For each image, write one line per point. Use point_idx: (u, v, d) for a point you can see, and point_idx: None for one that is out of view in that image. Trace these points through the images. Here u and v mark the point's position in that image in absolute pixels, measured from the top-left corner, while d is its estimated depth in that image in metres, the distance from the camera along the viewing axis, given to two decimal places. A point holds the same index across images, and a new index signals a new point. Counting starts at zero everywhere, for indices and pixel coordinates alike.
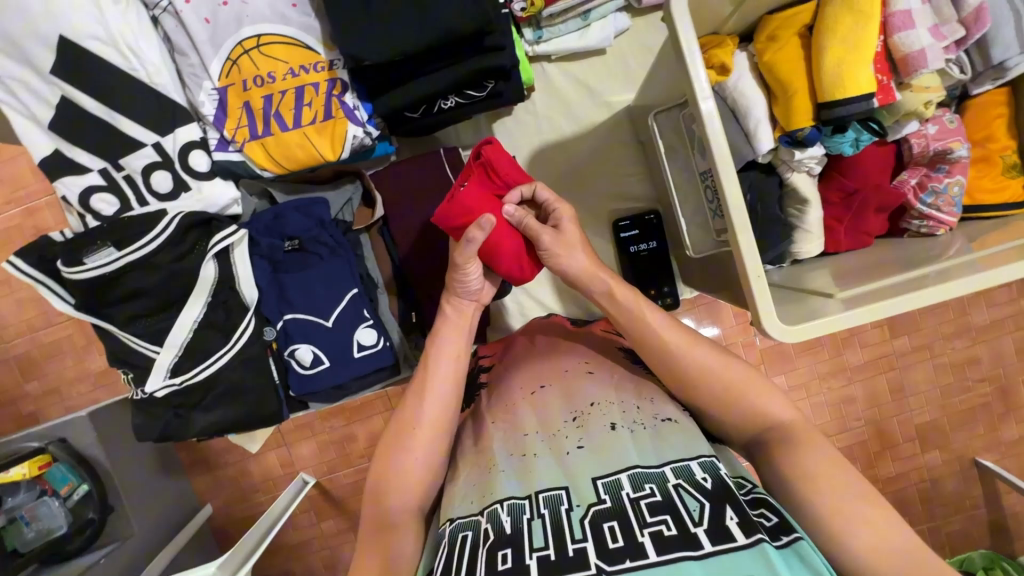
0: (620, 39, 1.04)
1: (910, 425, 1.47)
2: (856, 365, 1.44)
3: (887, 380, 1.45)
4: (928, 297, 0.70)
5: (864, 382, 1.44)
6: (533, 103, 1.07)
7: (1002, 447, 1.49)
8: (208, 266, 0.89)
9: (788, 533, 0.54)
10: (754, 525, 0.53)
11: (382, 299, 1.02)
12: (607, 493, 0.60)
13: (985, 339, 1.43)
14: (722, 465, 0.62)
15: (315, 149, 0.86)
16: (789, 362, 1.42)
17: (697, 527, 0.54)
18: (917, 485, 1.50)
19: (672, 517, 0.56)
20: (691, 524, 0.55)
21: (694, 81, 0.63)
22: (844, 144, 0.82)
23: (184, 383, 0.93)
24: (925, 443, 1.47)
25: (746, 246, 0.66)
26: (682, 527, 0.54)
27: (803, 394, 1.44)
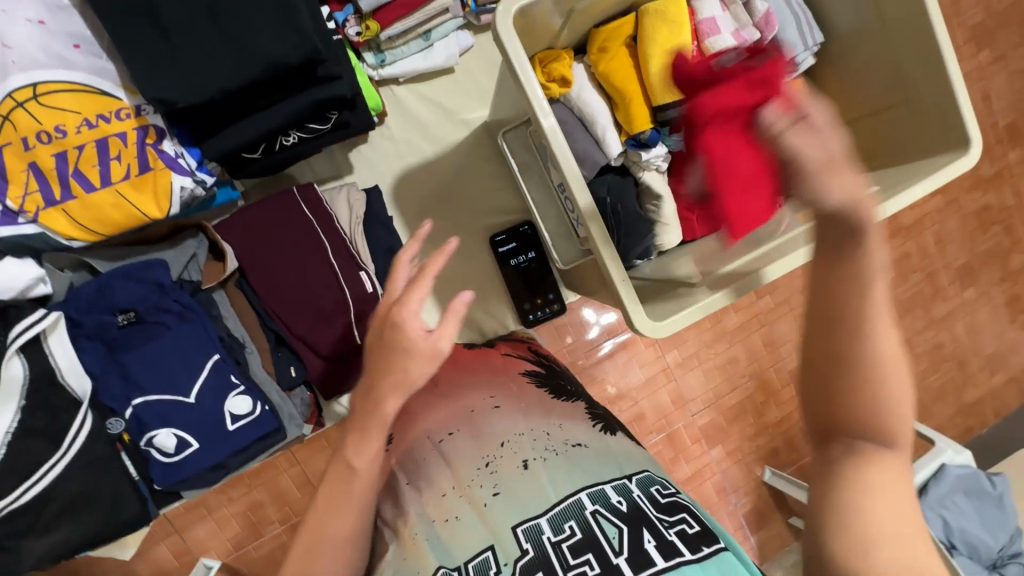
0: (466, 57, 1.04)
1: (786, 372, 1.60)
2: (734, 327, 1.55)
3: (762, 336, 1.57)
4: (770, 273, 0.77)
5: (742, 342, 1.55)
6: (387, 128, 1.03)
7: None
8: (13, 363, 0.75)
9: (709, 542, 0.61)
10: (669, 544, 0.60)
11: (253, 357, 0.93)
12: (529, 542, 0.63)
13: None
14: (633, 485, 0.68)
15: (135, 208, 0.75)
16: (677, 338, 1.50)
17: (618, 556, 0.60)
18: (802, 424, 1.63)
19: (595, 554, 0.60)
20: (613, 555, 0.60)
21: (533, 99, 0.66)
22: (682, 141, 0.89)
23: (6, 507, 0.76)
24: None
25: (610, 257, 0.70)
26: (605, 561, 0.59)
27: (696, 362, 1.52)
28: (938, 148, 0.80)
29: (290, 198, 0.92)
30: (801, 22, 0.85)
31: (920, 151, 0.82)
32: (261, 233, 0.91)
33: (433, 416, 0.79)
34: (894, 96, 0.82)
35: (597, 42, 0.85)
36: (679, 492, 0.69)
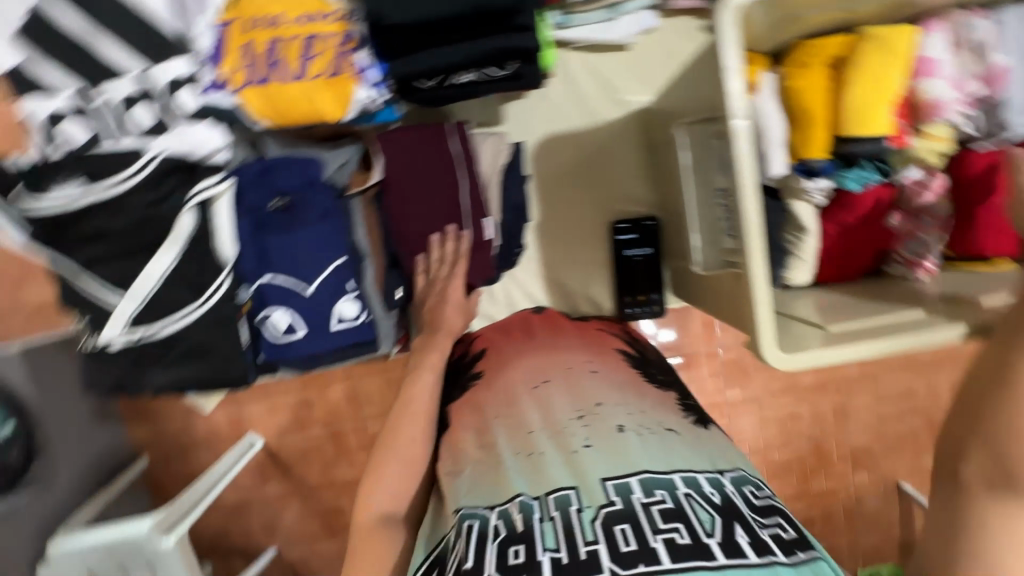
0: (644, 39, 1.02)
1: (846, 446, 1.50)
2: (806, 385, 1.47)
3: (835, 405, 1.49)
4: (913, 344, 0.72)
5: (810, 402, 1.47)
6: (548, 90, 1.03)
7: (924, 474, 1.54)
8: (184, 215, 0.81)
9: (803, 551, 0.61)
10: (761, 545, 0.60)
11: (369, 268, 0.96)
12: (618, 495, 0.64)
13: (924, 372, 1.49)
14: (727, 482, 0.68)
15: (316, 107, 0.81)
16: (747, 377, 1.44)
17: (709, 538, 0.60)
18: (845, 502, 1.53)
19: (684, 526, 0.61)
20: (702, 535, 0.60)
21: (730, 99, 0.63)
22: (850, 180, 0.85)
23: (143, 337, 0.87)
24: (856, 464, 1.51)
25: (759, 276, 0.67)
26: (695, 537, 0.60)
27: (756, 406, 1.46)
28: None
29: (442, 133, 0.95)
30: None
31: None
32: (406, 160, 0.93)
33: (530, 366, 0.85)
34: None
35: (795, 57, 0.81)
36: (772, 496, 0.70)
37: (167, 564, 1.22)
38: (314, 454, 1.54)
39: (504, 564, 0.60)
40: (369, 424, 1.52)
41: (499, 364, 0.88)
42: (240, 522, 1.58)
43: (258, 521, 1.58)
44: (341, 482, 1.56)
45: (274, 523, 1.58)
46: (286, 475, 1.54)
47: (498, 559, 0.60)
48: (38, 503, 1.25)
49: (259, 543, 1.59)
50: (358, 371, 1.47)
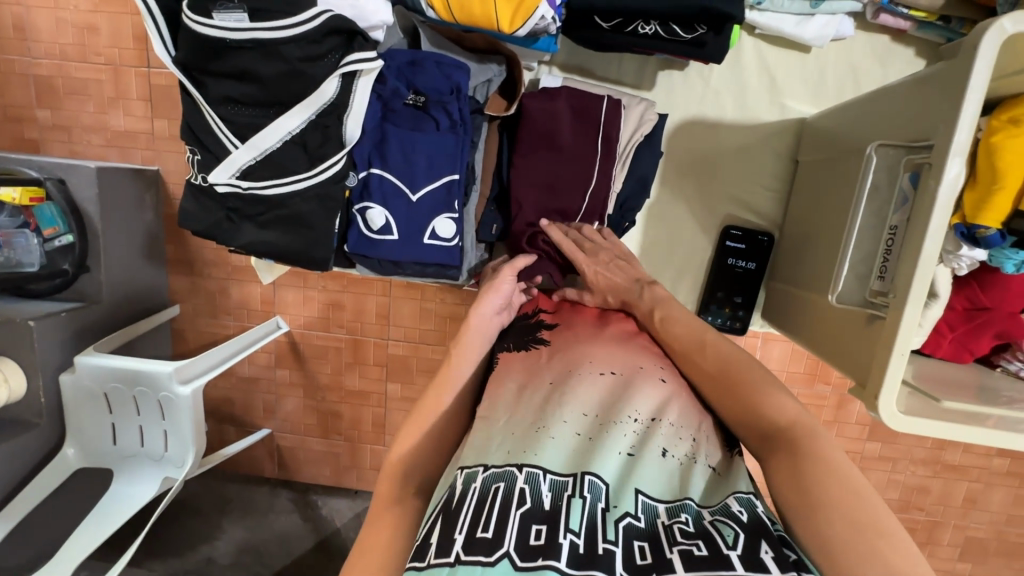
0: (831, 47, 0.95)
1: None
2: None
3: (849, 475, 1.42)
4: (1007, 439, 0.66)
5: None
6: (710, 70, 0.98)
7: None
8: (330, 82, 0.79)
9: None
10: (789, 563, 0.52)
11: (473, 197, 0.95)
12: (643, 512, 0.58)
13: (947, 476, 1.38)
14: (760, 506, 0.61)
15: (492, 12, 0.76)
16: None
17: (730, 550, 0.53)
18: None
19: (704, 541, 0.54)
20: (724, 547, 0.53)
21: (953, 140, 0.58)
22: (1009, 261, 0.77)
23: (249, 190, 0.86)
24: None
25: (907, 321, 0.62)
26: (715, 549, 0.53)
27: None
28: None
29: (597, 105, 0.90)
30: None
31: None
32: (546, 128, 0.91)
33: (600, 351, 0.77)
34: None
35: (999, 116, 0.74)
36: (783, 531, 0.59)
37: (179, 410, 1.27)
38: (332, 353, 1.52)
39: (522, 542, 0.53)
40: (391, 344, 1.48)
41: (568, 342, 0.80)
42: (245, 394, 1.60)
43: (261, 399, 1.60)
44: (349, 389, 1.54)
45: (275, 406, 1.59)
46: (300, 365, 1.54)
47: (517, 533, 0.54)
48: (76, 316, 1.29)
49: (256, 420, 1.61)
50: (396, 289, 1.44)
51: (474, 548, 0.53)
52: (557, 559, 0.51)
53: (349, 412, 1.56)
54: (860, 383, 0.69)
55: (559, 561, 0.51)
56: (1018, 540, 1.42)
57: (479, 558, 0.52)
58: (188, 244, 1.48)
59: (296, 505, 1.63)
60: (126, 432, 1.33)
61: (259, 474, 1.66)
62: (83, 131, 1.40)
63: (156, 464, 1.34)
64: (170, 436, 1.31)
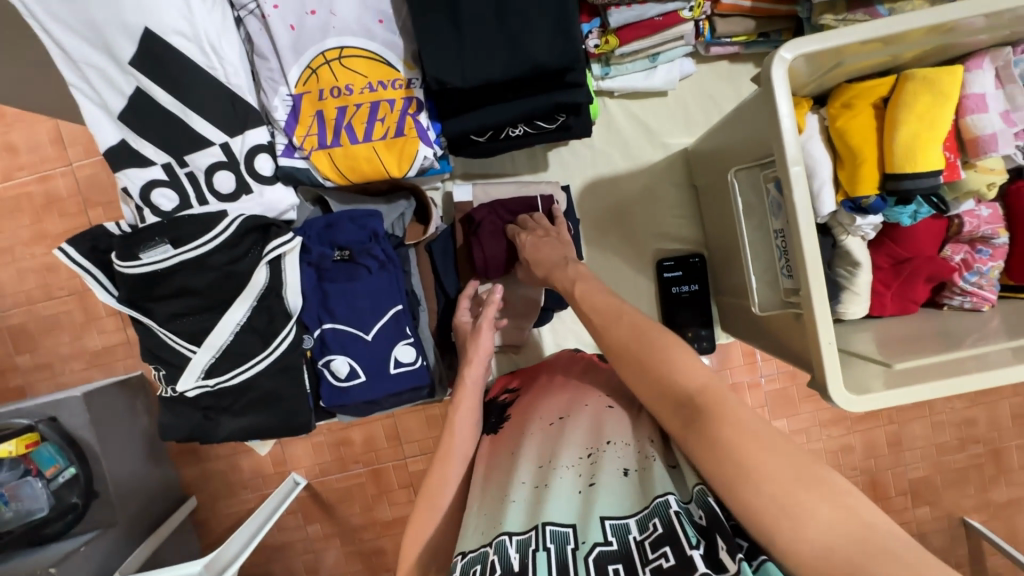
0: (683, 84, 1.06)
1: (904, 479, 1.48)
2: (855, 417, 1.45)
3: (889, 434, 1.47)
4: (966, 382, 0.69)
5: (862, 433, 1.46)
6: (590, 137, 1.08)
7: (991, 507, 1.50)
8: (260, 272, 0.86)
9: (758, 557, 0.56)
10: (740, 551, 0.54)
11: (423, 316, 1.02)
12: (613, 536, 0.59)
13: (984, 400, 1.45)
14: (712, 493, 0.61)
15: (381, 165, 0.85)
16: (792, 408, 1.43)
17: (693, 551, 0.55)
18: None
19: (672, 547, 0.55)
20: (687, 548, 0.55)
21: (785, 145, 0.65)
22: (902, 215, 0.84)
23: (216, 386, 0.91)
24: (915, 497, 1.48)
25: (822, 311, 0.67)
26: (681, 555, 0.54)
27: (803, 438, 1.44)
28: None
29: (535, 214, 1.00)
30: None
31: None
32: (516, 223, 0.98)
33: (551, 403, 0.81)
34: None
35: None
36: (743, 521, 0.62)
37: None
38: (356, 493, 1.52)
39: None
40: (410, 462, 1.49)
41: (528, 407, 0.85)
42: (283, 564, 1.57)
43: (301, 561, 1.56)
44: (382, 522, 1.52)
45: (316, 564, 1.56)
46: (328, 514, 1.53)
47: None
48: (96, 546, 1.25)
49: None
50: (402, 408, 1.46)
51: None
52: None
53: (391, 544, 1.53)
54: (812, 373, 0.73)
55: None
56: None
57: None
58: None
59: None
60: None
61: None
62: (64, 362, 1.45)
63: None
64: None
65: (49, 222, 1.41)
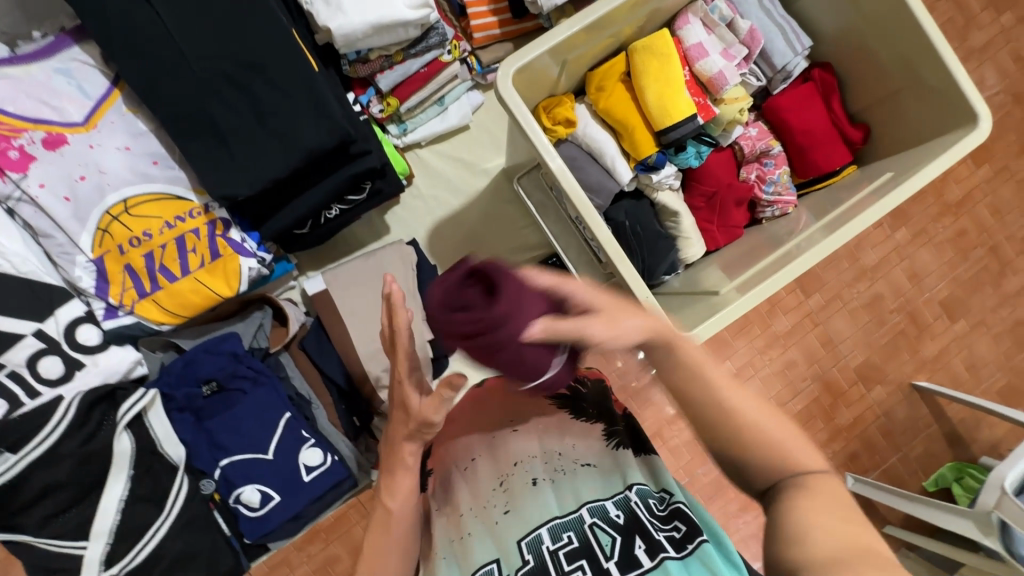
0: (479, 114, 1.15)
1: (850, 369, 1.51)
2: (786, 331, 1.48)
3: (820, 336, 1.49)
4: (769, 285, 0.79)
5: (798, 345, 1.48)
6: (416, 188, 1.14)
7: (929, 363, 1.55)
8: (122, 438, 0.83)
9: (692, 541, 0.58)
10: (661, 547, 0.57)
11: (319, 412, 1.01)
12: (530, 552, 0.60)
13: (881, 274, 1.51)
14: (635, 496, 0.64)
15: (210, 291, 0.86)
16: (729, 347, 1.46)
17: (609, 561, 0.57)
18: (876, 422, 1.53)
19: (587, 559, 0.58)
20: (603, 560, 0.57)
21: (540, 146, 0.73)
22: (687, 158, 0.95)
23: (122, 572, 0.85)
24: (867, 382, 1.52)
25: (628, 272, 0.74)
26: (596, 566, 0.57)
27: (750, 370, 1.46)
28: (904, 170, 0.84)
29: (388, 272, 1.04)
30: (786, 33, 0.90)
31: (930, 132, 0.84)
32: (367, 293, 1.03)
33: (459, 444, 0.77)
34: (891, 85, 0.87)
35: (541, 113, 0.93)
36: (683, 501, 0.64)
37: None
38: None
39: None
40: None
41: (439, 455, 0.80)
42: None
43: None
44: None
45: None
46: None
47: None
48: None
49: None
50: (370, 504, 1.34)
51: None
52: None
53: None
54: None
55: None
56: (970, 274, 1.56)
57: None
58: None
59: None
60: None
61: None
62: None
63: None
64: None
65: None
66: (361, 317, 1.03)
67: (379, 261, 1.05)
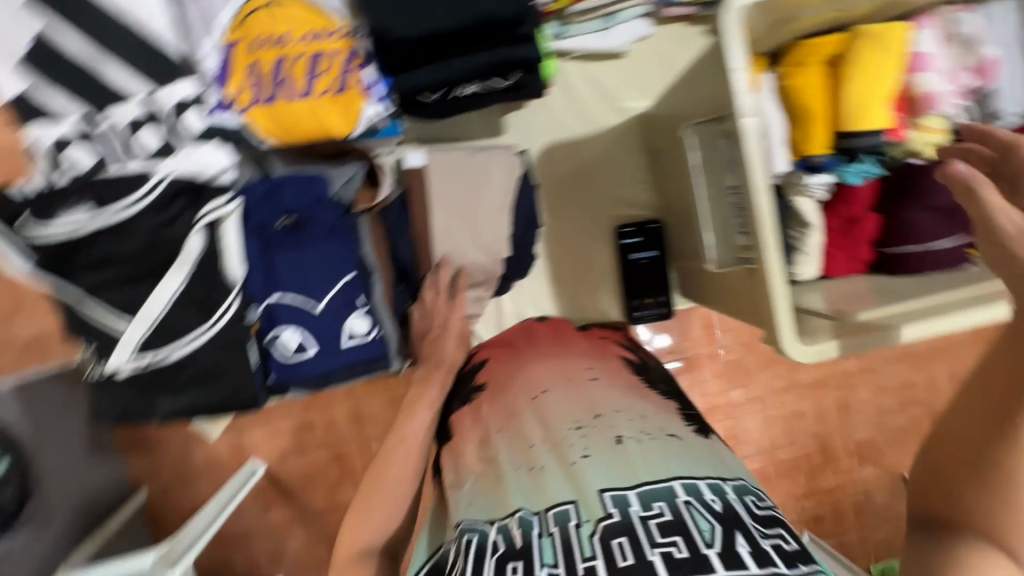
0: (642, 45, 1.04)
1: (853, 441, 1.47)
2: (810, 382, 1.45)
3: (838, 400, 1.46)
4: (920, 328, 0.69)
5: (814, 400, 1.45)
6: (547, 100, 1.05)
7: None
8: (195, 237, 0.80)
9: (805, 564, 0.56)
10: (764, 556, 0.55)
11: (378, 286, 0.94)
12: (614, 507, 0.60)
13: (921, 363, 1.48)
14: (728, 491, 0.64)
15: (325, 123, 0.82)
16: (750, 377, 1.42)
17: (708, 549, 0.55)
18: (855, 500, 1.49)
19: (683, 538, 0.57)
20: (702, 546, 0.56)
21: (738, 100, 0.65)
22: (852, 173, 0.84)
23: (153, 363, 0.85)
24: (862, 458, 1.48)
25: (773, 262, 0.68)
26: (694, 549, 0.56)
27: (759, 405, 1.43)
28: (941, 304, 0.73)
29: (490, 170, 0.98)
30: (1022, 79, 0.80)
31: None
32: (467, 186, 0.97)
33: (529, 378, 0.83)
34: None
35: None
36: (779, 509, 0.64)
37: None
38: (316, 478, 1.41)
39: None
40: (371, 445, 1.40)
41: (506, 380, 0.85)
42: (242, 552, 1.42)
43: (260, 547, 1.42)
44: (344, 504, 1.42)
45: (277, 551, 1.43)
46: (288, 500, 1.41)
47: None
48: (34, 550, 1.10)
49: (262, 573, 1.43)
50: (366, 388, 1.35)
51: None
52: None
53: None
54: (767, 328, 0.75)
55: None
56: None
57: None
58: None
59: None
60: None
61: None
62: None
63: None
64: None
65: None
66: (449, 210, 0.97)
67: (488, 161, 0.98)
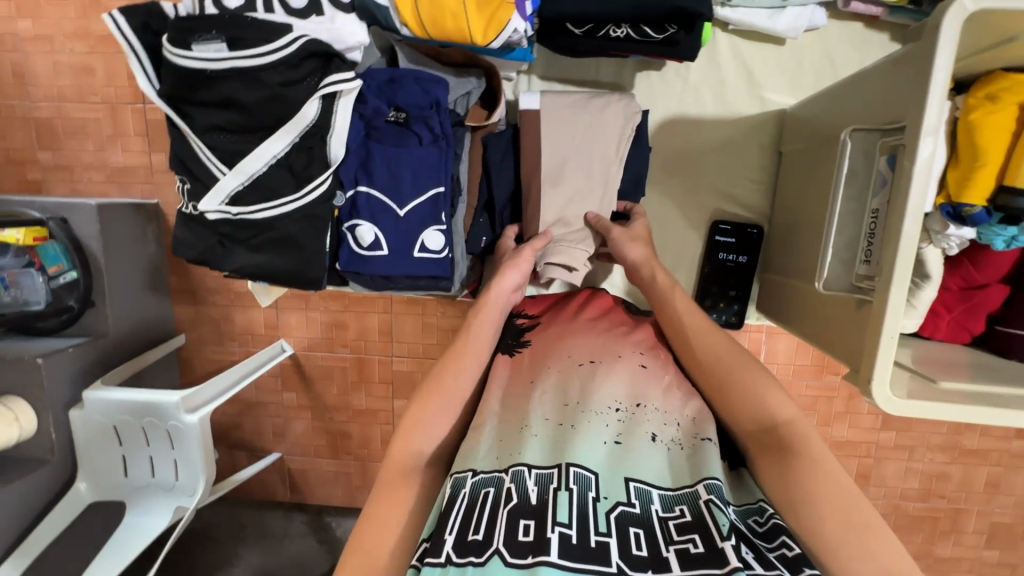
0: (806, 37, 0.96)
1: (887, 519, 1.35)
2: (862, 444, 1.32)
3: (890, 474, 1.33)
4: (1006, 417, 0.64)
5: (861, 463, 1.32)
6: (687, 68, 0.99)
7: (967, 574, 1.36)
8: (311, 105, 0.81)
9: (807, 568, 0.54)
10: (770, 561, 0.55)
11: (462, 208, 0.95)
12: (637, 499, 0.60)
13: (1004, 468, 1.29)
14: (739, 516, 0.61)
15: (466, 27, 0.78)
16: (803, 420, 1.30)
17: (723, 542, 0.55)
18: None
19: (699, 535, 0.56)
20: (718, 539, 0.55)
21: (926, 114, 0.58)
22: (997, 237, 0.75)
23: (239, 216, 0.88)
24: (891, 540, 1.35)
25: (894, 300, 0.62)
26: (709, 544, 0.55)
27: None
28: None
29: (609, 123, 0.93)
30: None
31: None
32: (581, 134, 0.93)
33: (580, 344, 0.79)
34: None
35: None
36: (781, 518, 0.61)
37: (187, 438, 1.16)
38: (336, 375, 1.41)
39: (512, 539, 0.55)
40: (395, 360, 1.38)
41: (553, 338, 0.82)
42: (253, 420, 1.48)
43: (270, 422, 1.47)
44: (355, 409, 1.42)
45: (283, 430, 1.47)
46: (306, 387, 1.43)
47: (506, 531, 0.56)
48: (84, 352, 1.20)
49: (266, 445, 1.49)
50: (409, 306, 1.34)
51: (466, 550, 0.55)
52: (549, 554, 0.53)
53: (358, 431, 1.44)
54: (856, 368, 0.69)
55: (551, 555, 0.53)
56: None
57: (469, 559, 0.54)
58: (190, 273, 1.38)
59: (310, 528, 1.49)
60: (137, 462, 1.21)
61: (272, 498, 1.53)
62: (84, 168, 1.32)
63: (169, 494, 1.21)
64: (181, 465, 1.19)
65: (95, 19, 1.23)
66: (553, 151, 0.92)
67: (604, 112, 0.93)
